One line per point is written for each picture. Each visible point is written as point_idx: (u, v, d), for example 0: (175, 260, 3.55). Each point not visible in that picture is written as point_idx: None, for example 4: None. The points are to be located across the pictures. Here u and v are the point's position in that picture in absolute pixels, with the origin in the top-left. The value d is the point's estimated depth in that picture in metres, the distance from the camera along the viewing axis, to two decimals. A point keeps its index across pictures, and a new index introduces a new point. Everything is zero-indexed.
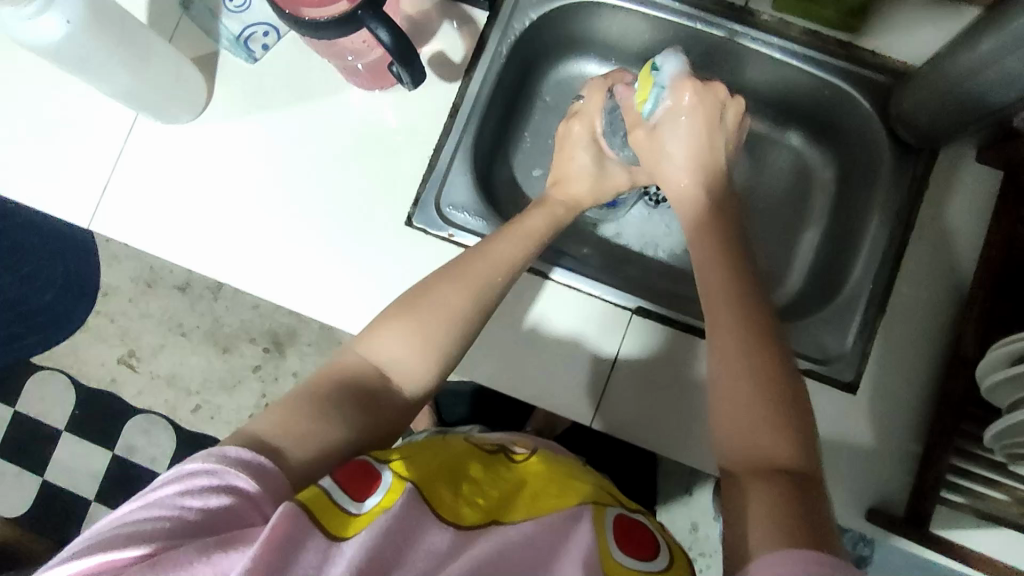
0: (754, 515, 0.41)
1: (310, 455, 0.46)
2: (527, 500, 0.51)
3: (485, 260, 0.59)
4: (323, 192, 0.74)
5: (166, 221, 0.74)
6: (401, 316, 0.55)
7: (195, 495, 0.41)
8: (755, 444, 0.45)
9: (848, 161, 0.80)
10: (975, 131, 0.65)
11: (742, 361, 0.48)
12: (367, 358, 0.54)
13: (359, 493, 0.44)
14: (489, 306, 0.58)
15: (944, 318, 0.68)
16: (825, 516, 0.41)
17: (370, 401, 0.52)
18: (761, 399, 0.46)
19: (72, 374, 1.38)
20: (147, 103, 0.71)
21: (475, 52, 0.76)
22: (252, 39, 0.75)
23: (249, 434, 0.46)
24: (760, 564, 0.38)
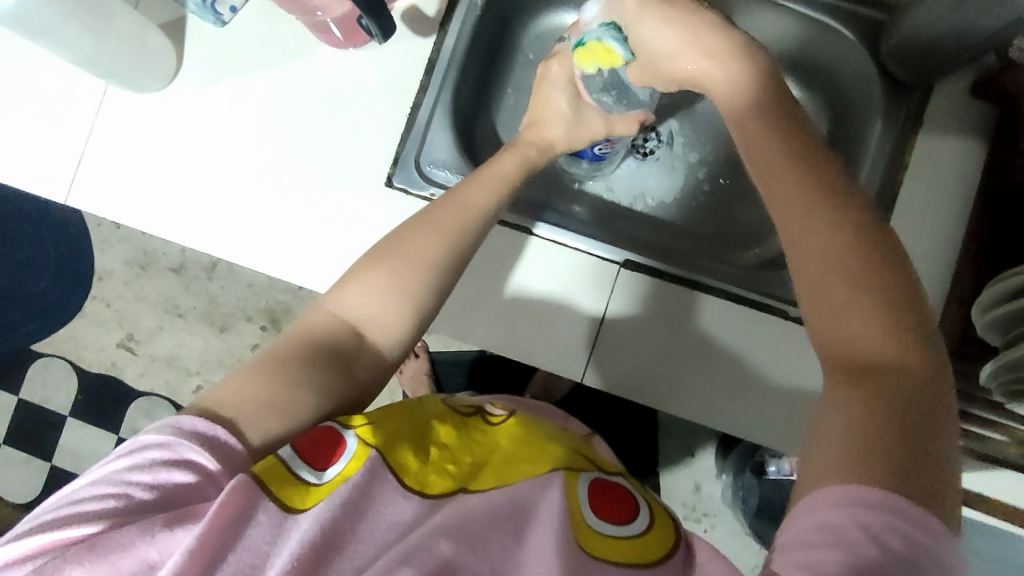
0: (838, 431, 0.38)
1: (277, 428, 0.44)
2: (499, 466, 0.49)
3: (456, 205, 0.55)
4: (304, 158, 0.72)
5: (144, 192, 0.71)
6: (372, 270, 0.51)
7: (144, 470, 0.39)
8: (854, 343, 0.41)
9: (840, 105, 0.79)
10: (969, 61, 0.65)
11: (826, 257, 0.42)
12: (338, 316, 0.50)
13: (320, 463, 0.43)
14: (466, 255, 0.54)
15: (943, 260, 0.68)
16: (932, 421, 0.38)
17: (340, 361, 0.48)
18: (864, 308, 0.41)
19: (73, 361, 1.38)
20: (112, 71, 0.68)
21: (449, 7, 0.73)
22: (219, 3, 0.70)
23: (203, 403, 0.43)
24: (834, 487, 0.36)
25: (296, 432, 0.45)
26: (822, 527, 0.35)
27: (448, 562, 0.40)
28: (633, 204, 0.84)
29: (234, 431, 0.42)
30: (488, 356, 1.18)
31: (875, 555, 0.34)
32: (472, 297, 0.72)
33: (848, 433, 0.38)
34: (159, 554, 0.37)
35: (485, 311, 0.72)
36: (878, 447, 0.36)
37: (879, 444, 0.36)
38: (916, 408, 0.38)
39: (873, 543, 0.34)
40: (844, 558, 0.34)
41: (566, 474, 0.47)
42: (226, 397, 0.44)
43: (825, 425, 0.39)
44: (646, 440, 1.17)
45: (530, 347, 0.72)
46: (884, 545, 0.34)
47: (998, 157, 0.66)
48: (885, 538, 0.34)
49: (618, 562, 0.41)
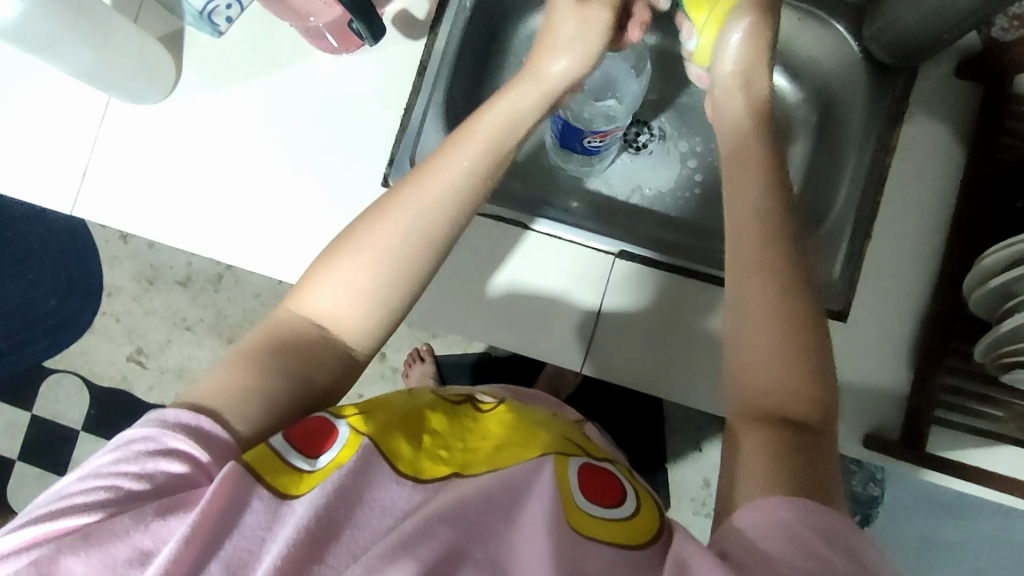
0: (752, 463, 0.42)
1: (260, 414, 0.45)
2: (491, 451, 0.49)
3: (428, 193, 0.52)
4: (301, 163, 0.74)
5: (148, 201, 0.73)
6: (335, 265, 0.50)
7: (132, 461, 0.41)
8: (770, 392, 0.45)
9: (825, 94, 0.80)
10: (950, 42, 0.66)
11: (762, 312, 0.47)
12: (303, 313, 0.50)
13: (312, 450, 0.44)
14: (437, 239, 0.52)
15: (933, 241, 0.68)
16: (827, 472, 0.42)
17: (308, 355, 0.48)
18: (783, 349, 0.46)
19: (84, 376, 1.40)
20: (113, 83, 0.70)
21: (438, 10, 0.75)
22: (215, 13, 0.72)
23: (187, 399, 0.45)
24: (746, 511, 0.40)
25: (279, 416, 0.46)
26: (770, 525, 0.39)
27: (442, 543, 0.41)
28: (629, 197, 0.85)
29: (223, 424, 0.44)
30: (492, 357, 1.19)
31: (836, 560, 0.38)
32: (468, 292, 0.73)
33: (751, 455, 0.43)
34: (152, 542, 0.39)
35: (483, 305, 0.73)
36: (782, 470, 0.41)
37: (783, 468, 0.41)
38: (813, 442, 0.43)
39: (825, 541, 0.38)
40: (801, 551, 0.38)
41: (557, 458, 0.47)
42: (204, 393, 0.45)
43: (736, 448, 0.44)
44: (653, 436, 1.17)
45: (529, 340, 0.73)
46: (839, 546, 0.38)
47: (984, 135, 0.67)
48: (834, 538, 0.38)
49: (609, 543, 0.42)
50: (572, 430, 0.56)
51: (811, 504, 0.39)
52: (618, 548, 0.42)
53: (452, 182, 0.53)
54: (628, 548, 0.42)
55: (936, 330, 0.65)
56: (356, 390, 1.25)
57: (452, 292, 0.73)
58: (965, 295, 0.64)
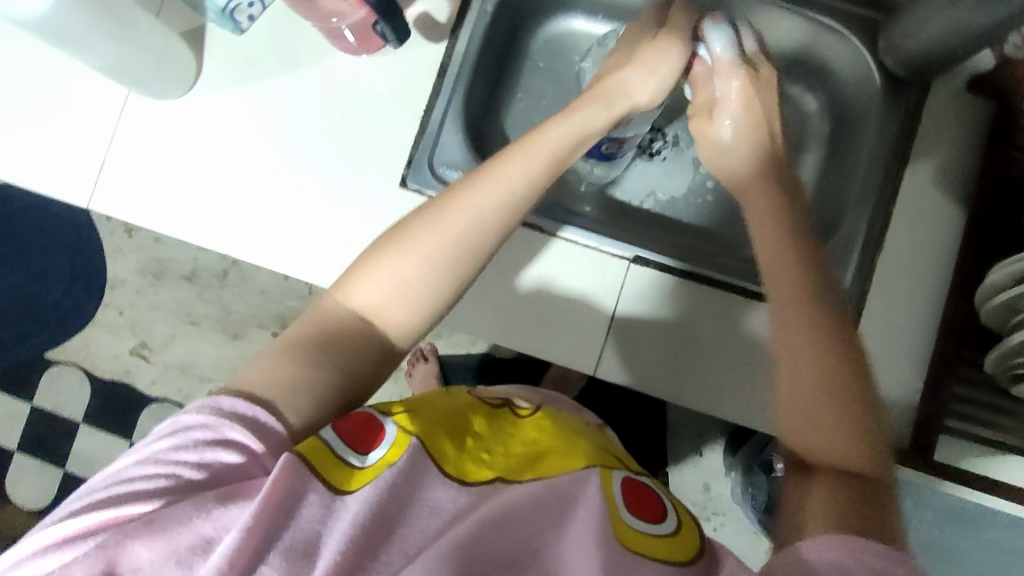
0: (815, 511, 0.43)
1: (309, 405, 0.46)
2: (534, 457, 0.50)
3: (480, 198, 0.52)
4: (321, 162, 0.74)
5: (167, 195, 0.74)
6: (382, 261, 0.51)
7: (190, 450, 0.41)
8: (826, 440, 0.45)
9: (838, 106, 0.81)
10: (965, 58, 0.67)
11: (808, 362, 0.47)
12: (349, 305, 0.50)
13: (363, 447, 0.45)
14: (479, 245, 0.52)
15: (945, 253, 0.69)
16: (892, 518, 0.42)
17: (351, 346, 0.49)
18: (841, 392, 0.46)
19: (87, 368, 1.40)
20: (134, 77, 0.70)
21: (460, 13, 0.76)
22: (237, 11, 0.73)
23: (238, 386, 0.45)
24: (810, 544, 0.40)
25: (326, 407, 0.47)
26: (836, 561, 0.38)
27: (477, 543, 0.41)
28: (643, 203, 0.86)
29: (277, 415, 0.44)
30: (497, 357, 1.20)
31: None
32: (484, 294, 0.74)
33: (824, 500, 0.43)
34: (214, 530, 0.39)
35: (498, 307, 0.74)
36: (857, 514, 0.41)
37: (857, 513, 0.41)
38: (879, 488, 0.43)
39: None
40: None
41: (601, 470, 0.49)
42: (253, 381, 0.46)
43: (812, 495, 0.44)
44: (655, 439, 1.18)
45: (544, 343, 0.73)
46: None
47: (997, 151, 0.68)
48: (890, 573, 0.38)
49: (656, 559, 0.42)
50: (604, 440, 0.58)
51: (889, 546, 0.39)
52: (664, 564, 0.42)
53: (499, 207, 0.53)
54: (675, 564, 0.42)
55: (947, 340, 0.67)
56: None
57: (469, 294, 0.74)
58: (976, 307, 0.65)
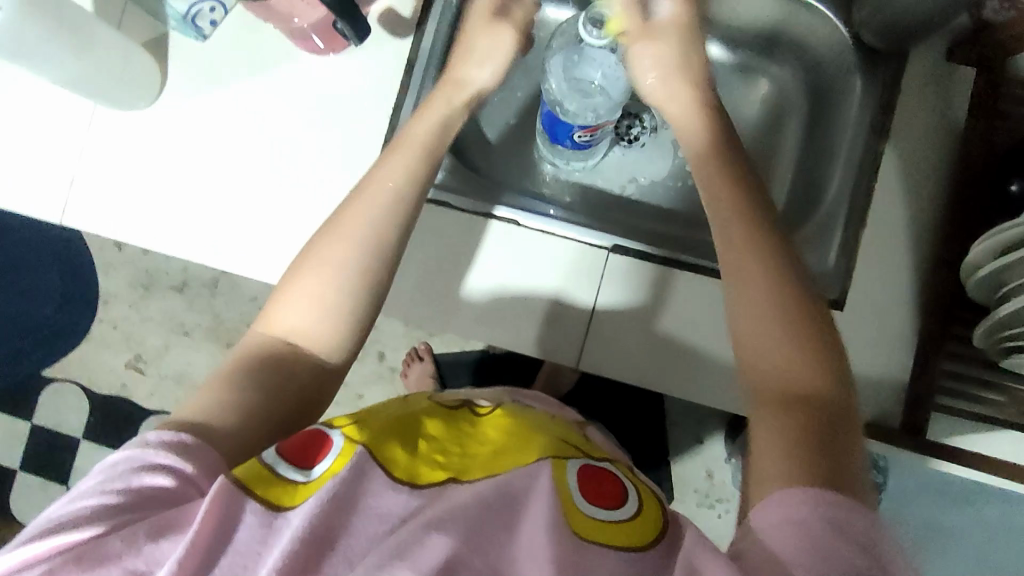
0: (772, 452, 0.42)
1: (234, 423, 0.46)
2: (487, 456, 0.49)
3: (377, 188, 0.55)
4: (290, 166, 0.73)
5: (137, 207, 0.73)
6: (301, 275, 0.52)
7: (118, 480, 0.41)
8: (784, 376, 0.45)
9: (816, 81, 0.80)
10: (942, 25, 0.65)
11: (761, 302, 0.48)
12: (273, 330, 0.51)
13: (306, 463, 0.44)
14: (393, 238, 0.54)
15: (930, 226, 0.68)
16: (849, 451, 0.42)
17: (280, 361, 0.50)
18: (797, 330, 0.47)
19: (83, 384, 1.39)
20: (97, 90, 0.69)
21: (425, 8, 0.74)
22: (198, 17, 0.72)
23: (175, 418, 0.45)
24: (774, 499, 0.40)
25: (252, 426, 0.47)
26: (790, 526, 0.38)
27: (444, 553, 0.40)
28: (624, 188, 0.85)
29: (204, 428, 0.45)
30: (492, 354, 1.19)
31: (857, 559, 0.37)
32: (463, 291, 0.72)
33: (773, 443, 0.43)
34: (146, 564, 0.39)
35: (474, 304, 0.72)
36: (807, 458, 0.41)
37: (807, 457, 0.41)
38: (834, 429, 0.43)
39: (839, 536, 0.37)
40: (814, 547, 0.37)
41: (554, 462, 0.48)
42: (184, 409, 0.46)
43: (757, 437, 0.44)
44: (655, 429, 1.17)
45: (522, 340, 0.72)
46: (856, 544, 0.37)
47: (979, 118, 0.66)
48: (846, 531, 0.38)
49: (607, 550, 0.42)
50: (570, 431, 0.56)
51: (844, 498, 0.39)
52: (618, 551, 0.42)
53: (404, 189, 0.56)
54: (625, 553, 0.42)
55: (933, 317, 0.65)
56: (356, 391, 1.24)
57: (445, 293, 0.73)
58: (964, 280, 0.63)
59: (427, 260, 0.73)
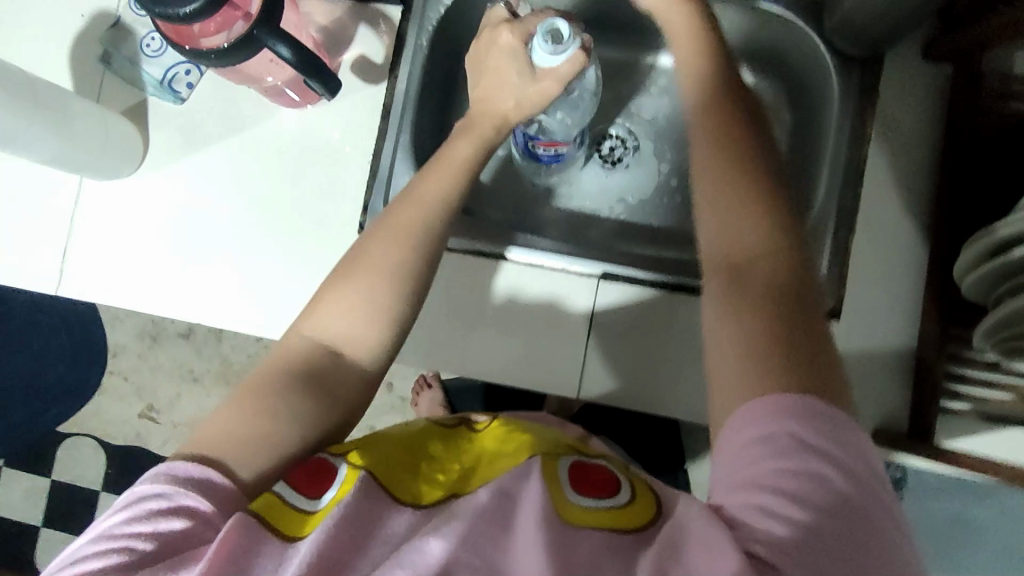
0: (735, 338, 0.44)
1: (268, 464, 0.48)
2: (483, 465, 0.51)
3: (414, 201, 0.57)
4: (279, 218, 0.74)
5: (131, 273, 0.74)
6: (338, 291, 0.54)
7: (143, 522, 0.43)
8: (741, 254, 0.47)
9: (798, 88, 0.79)
10: (911, 27, 0.65)
11: (723, 181, 0.49)
12: (313, 340, 0.53)
13: (315, 491, 0.47)
14: (432, 254, 0.56)
15: (921, 229, 0.68)
16: (811, 332, 0.44)
17: (319, 385, 0.52)
18: (757, 210, 0.48)
19: (98, 437, 1.40)
20: (79, 163, 0.70)
21: (396, 52, 0.74)
22: (175, 80, 0.74)
23: (193, 448, 0.47)
24: (748, 408, 0.41)
25: (288, 463, 0.49)
26: (756, 442, 0.40)
27: None
28: (612, 210, 0.84)
29: (229, 475, 0.47)
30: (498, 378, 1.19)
31: (841, 485, 0.39)
32: (460, 330, 0.73)
33: (735, 330, 0.44)
34: None
35: (473, 342, 0.73)
36: (772, 355, 0.42)
37: (772, 353, 0.43)
38: (795, 311, 0.44)
39: (818, 457, 0.39)
40: (791, 466, 0.39)
41: (545, 461, 0.48)
42: (211, 441, 0.48)
43: (715, 335, 0.45)
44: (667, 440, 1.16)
45: (523, 371, 0.73)
46: (813, 448, 0.39)
47: (959, 117, 0.66)
48: (818, 446, 0.40)
49: (592, 528, 0.43)
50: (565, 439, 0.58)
51: (808, 402, 0.41)
52: (598, 533, 0.43)
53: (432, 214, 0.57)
54: (614, 533, 0.43)
55: (931, 321, 0.64)
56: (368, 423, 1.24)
57: (443, 331, 0.73)
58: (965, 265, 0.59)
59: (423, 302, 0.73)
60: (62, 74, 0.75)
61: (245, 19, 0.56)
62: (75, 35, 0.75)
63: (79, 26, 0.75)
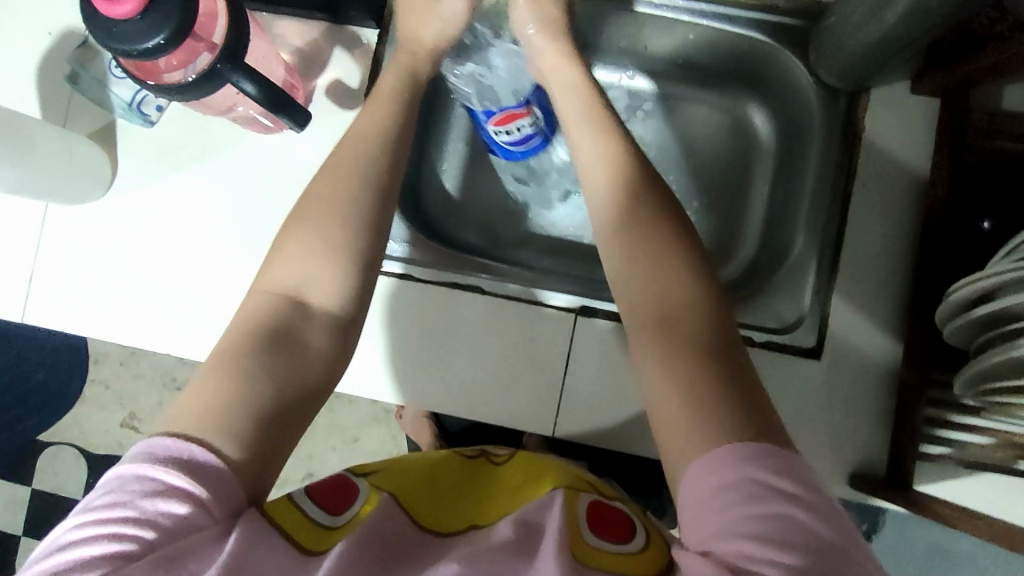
0: (673, 396, 0.42)
1: (247, 428, 0.44)
2: (511, 497, 0.50)
3: (357, 151, 0.55)
4: (252, 245, 0.72)
5: (99, 302, 0.72)
6: (293, 243, 0.51)
7: (130, 504, 0.40)
8: (663, 307, 0.46)
9: (778, 107, 0.77)
10: (899, 63, 0.63)
11: (633, 235, 0.49)
12: (275, 291, 0.50)
13: (335, 508, 0.45)
14: (386, 183, 0.54)
15: (902, 269, 0.67)
16: (741, 378, 0.43)
17: (287, 339, 0.48)
18: (671, 259, 0.47)
19: (81, 447, 1.30)
20: (43, 189, 0.68)
21: (372, 76, 0.72)
22: (144, 103, 0.71)
23: (172, 425, 0.44)
24: (696, 468, 0.40)
25: (264, 421, 0.45)
26: (722, 492, 0.38)
27: None
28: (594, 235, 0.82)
29: (213, 450, 0.43)
30: None
31: (823, 529, 0.37)
32: (437, 364, 0.72)
33: (670, 389, 0.43)
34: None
35: (451, 372, 0.72)
36: (708, 404, 0.41)
37: (707, 401, 0.41)
38: (724, 359, 0.43)
39: (789, 502, 0.37)
40: (764, 512, 0.37)
41: (567, 491, 0.47)
42: (189, 416, 0.44)
43: (652, 386, 0.44)
44: None
45: (500, 400, 0.72)
46: (778, 489, 0.38)
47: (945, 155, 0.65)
48: (788, 488, 0.38)
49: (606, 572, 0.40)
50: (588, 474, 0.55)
51: (753, 445, 0.39)
52: None
53: (365, 186, 0.53)
54: None
55: (912, 364, 0.63)
56: (351, 434, 1.19)
57: (422, 363, 0.72)
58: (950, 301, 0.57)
59: (401, 333, 0.72)
60: (29, 95, 0.73)
61: (209, 51, 0.55)
62: (41, 53, 0.73)
63: (45, 44, 0.73)
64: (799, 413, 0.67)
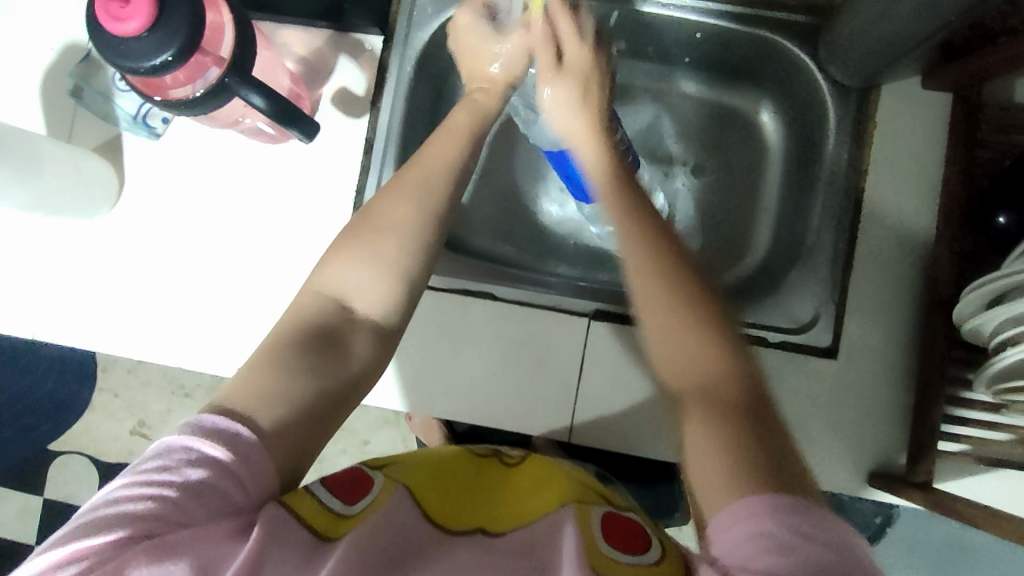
0: (713, 460, 0.40)
1: (285, 420, 0.43)
2: (520, 502, 0.50)
3: (438, 192, 0.53)
4: (263, 255, 0.72)
5: (110, 317, 0.71)
6: (349, 249, 0.51)
7: (173, 471, 0.39)
8: (697, 373, 0.44)
9: (782, 98, 0.76)
10: (908, 62, 0.63)
11: (659, 292, 0.46)
12: (325, 294, 0.50)
13: (348, 497, 0.45)
14: (445, 211, 0.53)
15: (916, 265, 0.67)
16: (775, 445, 0.41)
17: (332, 344, 0.48)
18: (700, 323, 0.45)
19: (91, 455, 1.29)
20: (53, 207, 0.67)
21: (378, 83, 0.72)
22: (149, 115, 0.71)
23: (217, 401, 0.43)
24: (736, 529, 0.37)
25: (308, 421, 0.44)
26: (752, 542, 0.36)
27: None
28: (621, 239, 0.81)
29: (250, 427, 0.42)
30: None
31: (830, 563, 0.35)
32: (450, 371, 0.72)
33: (710, 454, 0.40)
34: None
35: (464, 380, 0.72)
36: (749, 468, 0.39)
37: (749, 465, 0.39)
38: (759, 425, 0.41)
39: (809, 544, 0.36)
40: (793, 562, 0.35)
41: (578, 507, 0.47)
42: (236, 399, 0.43)
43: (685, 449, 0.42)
44: None
45: (517, 405, 0.71)
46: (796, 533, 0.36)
47: (959, 150, 0.64)
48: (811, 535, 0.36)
49: None
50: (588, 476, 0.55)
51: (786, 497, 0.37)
52: None
53: (424, 210, 0.52)
54: None
55: (931, 361, 0.63)
56: (362, 437, 1.19)
57: (436, 370, 0.72)
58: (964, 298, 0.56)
59: (413, 343, 0.72)
60: (32, 110, 0.72)
61: (217, 65, 0.54)
62: (46, 68, 0.72)
63: (49, 59, 0.72)
64: (818, 413, 0.66)
